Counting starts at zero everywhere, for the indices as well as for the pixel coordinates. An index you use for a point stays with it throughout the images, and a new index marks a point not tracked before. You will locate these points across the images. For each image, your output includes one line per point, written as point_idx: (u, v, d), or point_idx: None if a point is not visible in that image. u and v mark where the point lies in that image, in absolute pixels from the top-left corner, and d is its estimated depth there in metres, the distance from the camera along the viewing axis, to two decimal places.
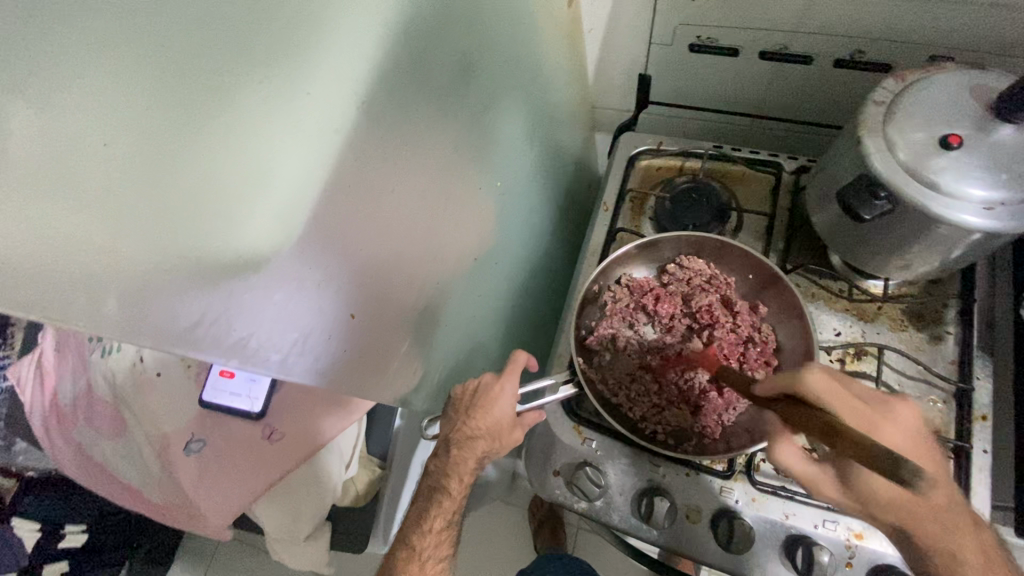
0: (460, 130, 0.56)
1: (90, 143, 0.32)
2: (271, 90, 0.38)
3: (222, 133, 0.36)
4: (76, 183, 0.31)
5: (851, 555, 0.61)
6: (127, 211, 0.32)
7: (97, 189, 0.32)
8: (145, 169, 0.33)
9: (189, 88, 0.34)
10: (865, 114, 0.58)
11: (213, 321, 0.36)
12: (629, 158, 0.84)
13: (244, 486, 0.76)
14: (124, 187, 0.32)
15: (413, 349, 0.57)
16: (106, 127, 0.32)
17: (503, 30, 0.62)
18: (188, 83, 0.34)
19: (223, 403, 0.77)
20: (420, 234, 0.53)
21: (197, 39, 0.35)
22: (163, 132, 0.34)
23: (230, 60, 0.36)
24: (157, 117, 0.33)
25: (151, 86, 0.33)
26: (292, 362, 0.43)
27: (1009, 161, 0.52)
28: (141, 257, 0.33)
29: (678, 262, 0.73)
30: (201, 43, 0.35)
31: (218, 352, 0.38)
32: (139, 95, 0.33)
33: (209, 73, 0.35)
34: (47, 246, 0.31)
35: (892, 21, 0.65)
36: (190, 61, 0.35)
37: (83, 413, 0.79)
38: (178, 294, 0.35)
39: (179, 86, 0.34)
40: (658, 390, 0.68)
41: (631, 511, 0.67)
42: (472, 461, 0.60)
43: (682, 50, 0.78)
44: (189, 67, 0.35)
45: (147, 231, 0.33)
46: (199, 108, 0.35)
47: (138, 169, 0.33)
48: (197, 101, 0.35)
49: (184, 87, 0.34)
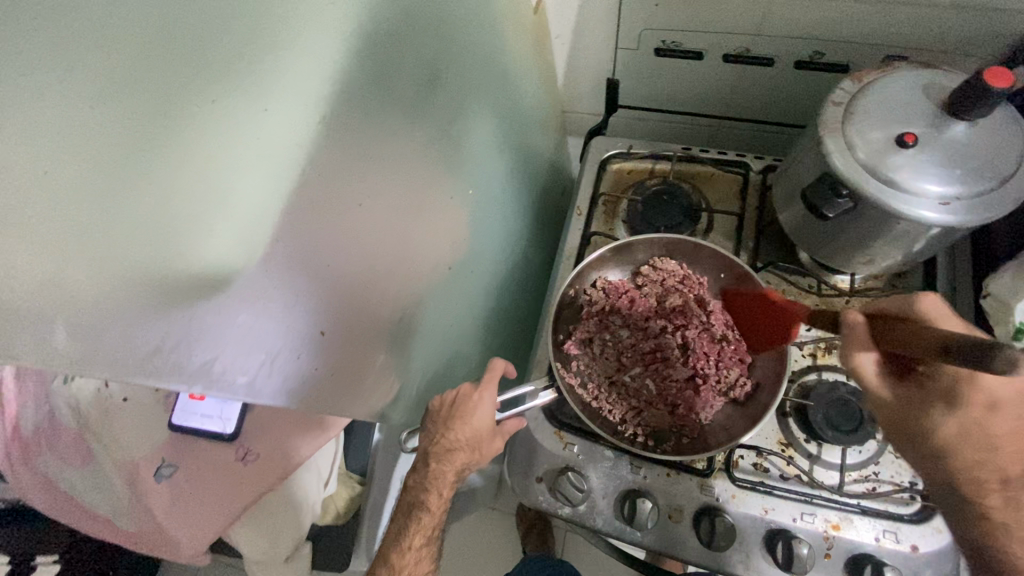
0: (429, 140, 0.56)
1: (29, 171, 0.30)
2: (227, 106, 0.37)
3: (177, 152, 0.35)
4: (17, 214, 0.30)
5: (829, 546, 0.62)
6: (77, 239, 0.31)
7: (46, 218, 0.31)
8: (95, 195, 0.32)
9: (138, 109, 0.34)
10: (825, 114, 0.60)
11: (175, 346, 0.36)
12: (600, 162, 0.85)
13: (221, 509, 0.74)
14: (74, 215, 0.31)
15: (388, 362, 0.56)
16: (47, 152, 0.31)
17: (468, 37, 0.61)
18: (138, 104, 0.34)
19: (194, 425, 0.75)
20: (391, 246, 0.52)
21: (144, 59, 0.34)
22: (111, 154, 0.32)
23: (183, 79, 0.35)
24: (104, 139, 0.32)
25: (95, 108, 0.32)
26: (261, 384, 0.42)
27: (961, 157, 0.54)
28: (93, 284, 0.32)
29: (652, 264, 0.74)
30: (153, 62, 0.34)
31: (181, 378, 0.37)
32: (84, 117, 0.32)
33: (161, 92, 0.34)
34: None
35: (847, 23, 0.67)
36: (138, 82, 0.34)
37: (47, 444, 0.75)
38: (132, 320, 0.34)
39: (130, 107, 0.33)
40: (637, 392, 0.69)
41: (615, 513, 0.67)
42: (450, 474, 0.59)
43: (648, 55, 0.79)
44: (138, 89, 0.34)
45: (99, 258, 0.32)
46: (150, 130, 0.34)
47: (87, 196, 0.32)
48: (148, 123, 0.34)
49: (134, 108, 0.33)
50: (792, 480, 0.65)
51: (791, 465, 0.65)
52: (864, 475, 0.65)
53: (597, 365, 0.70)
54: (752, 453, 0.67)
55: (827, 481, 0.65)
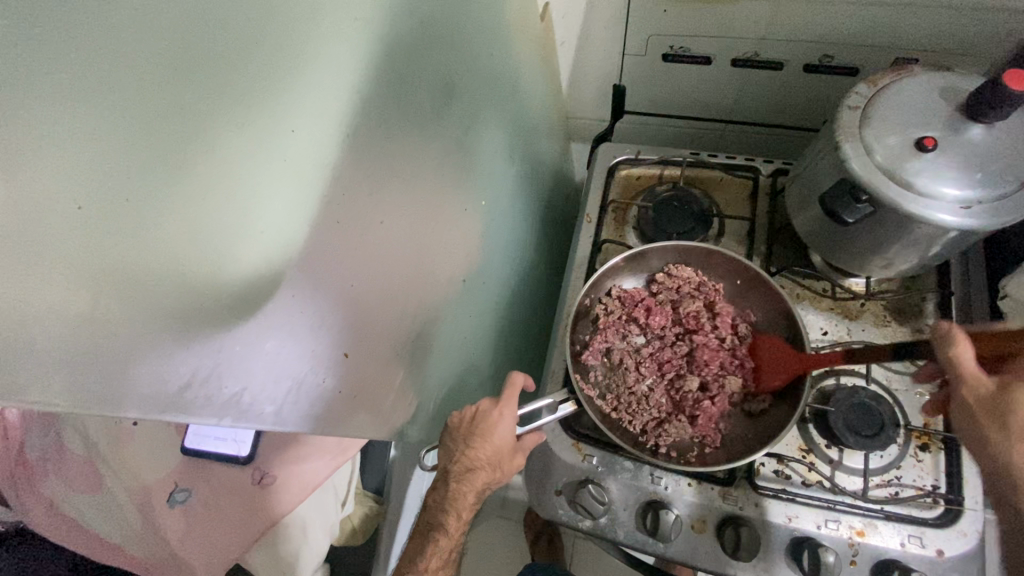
0: (444, 152, 0.55)
1: (61, 205, 0.26)
2: (255, 128, 0.36)
3: (206, 175, 0.33)
4: (47, 253, 0.26)
5: (854, 553, 0.62)
6: (118, 273, 0.29)
7: (86, 252, 0.27)
8: (125, 225, 0.29)
9: (171, 134, 0.31)
10: (841, 119, 0.59)
11: (206, 377, 0.34)
12: (609, 168, 0.84)
13: (239, 531, 0.73)
14: (111, 246, 0.28)
15: (406, 380, 0.55)
16: (75, 181, 0.27)
17: (479, 45, 0.60)
18: (173, 125, 0.31)
19: (210, 449, 0.74)
20: (411, 261, 0.51)
21: (167, 72, 0.31)
22: (144, 181, 0.30)
23: (208, 98, 0.33)
24: (136, 167, 0.29)
25: (125, 129, 0.29)
26: (287, 412, 0.40)
27: (981, 160, 0.54)
28: (127, 325, 0.29)
29: (666, 271, 0.73)
30: (182, 78, 0.32)
31: (212, 409, 0.35)
32: (107, 131, 0.28)
33: (191, 110, 0.32)
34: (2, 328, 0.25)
35: (857, 26, 0.66)
36: (166, 100, 0.31)
37: (53, 467, 0.73)
38: (165, 352, 0.31)
39: (160, 127, 0.31)
40: (655, 402, 0.68)
41: (636, 525, 0.66)
42: (471, 494, 0.58)
43: (655, 61, 0.78)
44: (170, 108, 0.31)
45: (134, 292, 0.30)
46: (180, 153, 0.32)
47: (119, 226, 0.29)
48: (179, 145, 0.31)
49: (163, 131, 0.31)
50: (815, 487, 0.65)
51: (813, 471, 0.65)
52: (886, 479, 0.65)
53: (615, 375, 0.70)
54: (773, 460, 0.66)
55: (850, 487, 0.64)
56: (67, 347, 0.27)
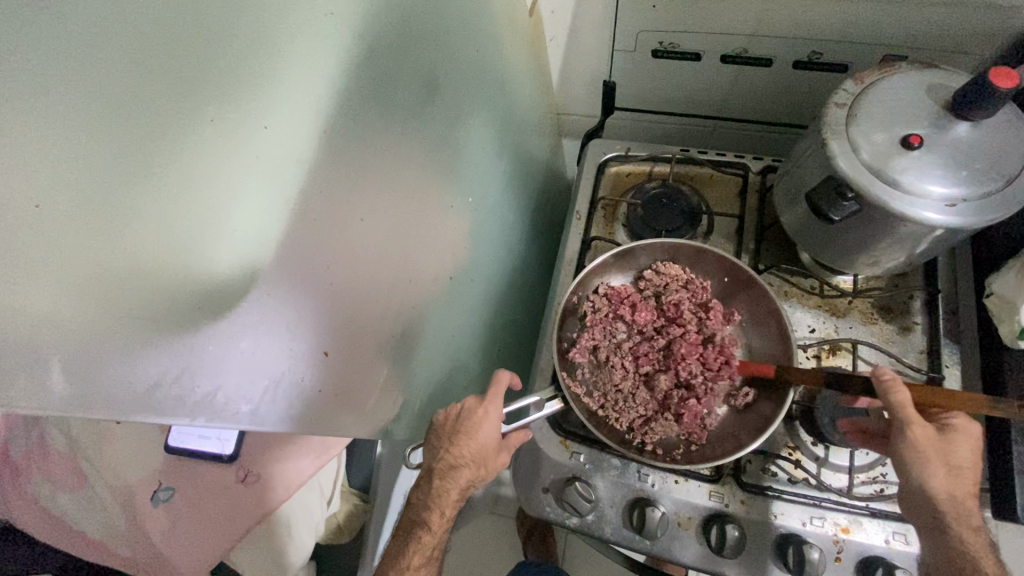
0: (428, 148, 0.54)
1: (18, 207, 0.26)
2: (225, 124, 0.35)
3: (177, 173, 0.33)
4: (17, 258, 0.26)
5: (839, 550, 0.62)
6: (91, 274, 0.29)
7: (58, 256, 0.28)
8: (93, 226, 0.29)
9: (141, 134, 0.31)
10: (828, 116, 0.59)
11: (177, 377, 0.34)
12: (599, 165, 0.84)
13: (223, 530, 0.72)
14: (77, 250, 0.28)
15: (390, 378, 0.55)
16: (48, 187, 0.27)
17: (465, 42, 0.60)
18: (144, 124, 0.31)
19: (191, 446, 0.74)
20: (393, 259, 0.51)
21: (139, 74, 0.31)
22: (109, 180, 0.29)
23: (182, 98, 0.33)
24: (109, 168, 0.29)
25: (98, 132, 0.29)
26: (265, 411, 0.40)
27: (965, 158, 0.54)
28: (94, 326, 0.29)
29: (655, 268, 0.73)
30: (153, 77, 0.32)
31: (183, 411, 0.35)
32: (77, 131, 0.28)
33: (162, 107, 0.32)
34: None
35: (846, 23, 0.66)
36: (139, 100, 0.31)
37: (37, 465, 0.72)
38: (135, 355, 0.31)
39: (129, 127, 0.30)
40: (642, 400, 0.68)
41: (623, 522, 0.66)
42: (454, 492, 0.58)
43: (645, 57, 0.78)
44: (138, 107, 0.31)
45: (103, 288, 0.30)
46: (151, 152, 0.31)
47: (85, 227, 0.29)
48: (149, 145, 0.31)
49: (133, 131, 0.30)
50: (800, 484, 0.65)
51: (799, 468, 0.65)
52: (872, 476, 0.65)
53: (601, 373, 0.70)
54: (759, 458, 0.66)
55: (835, 484, 0.65)
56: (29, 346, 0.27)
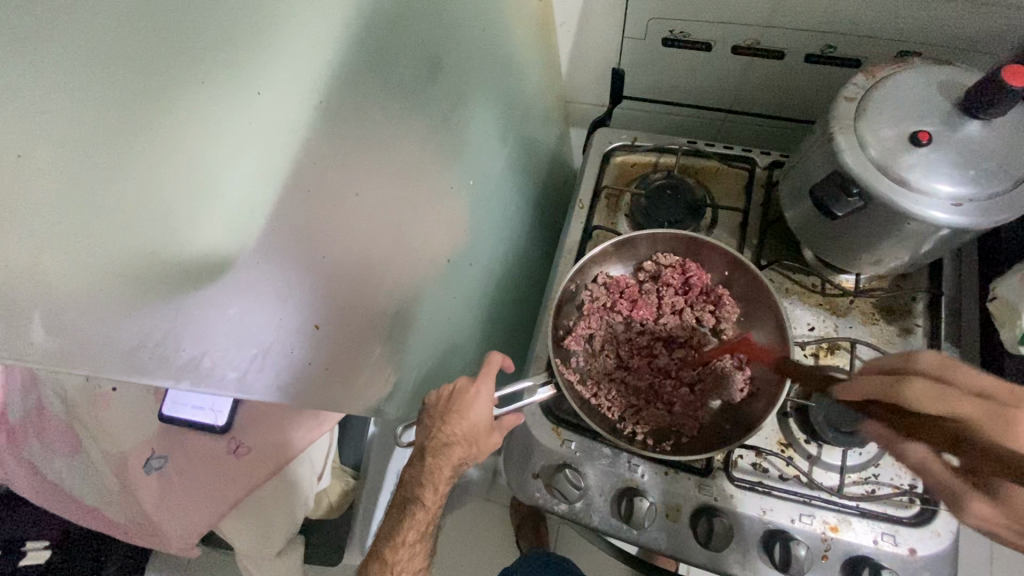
0: (429, 127, 0.54)
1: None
2: (218, 91, 0.35)
3: (168, 138, 0.33)
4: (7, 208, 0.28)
5: (827, 548, 0.62)
6: (77, 234, 0.30)
7: (40, 213, 0.29)
8: (77, 181, 0.30)
9: (131, 100, 0.32)
10: (836, 110, 0.58)
11: (160, 341, 0.34)
12: (604, 154, 0.83)
13: (210, 503, 0.73)
14: (62, 206, 0.29)
15: (384, 356, 0.55)
16: (32, 141, 0.29)
17: (469, 22, 0.59)
18: (126, 89, 0.32)
19: (184, 417, 0.74)
20: (389, 236, 0.50)
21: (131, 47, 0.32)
22: (97, 144, 0.31)
23: (169, 64, 0.33)
24: (93, 129, 0.31)
25: (82, 91, 0.30)
26: (252, 379, 0.40)
27: (976, 157, 0.53)
28: (82, 283, 0.30)
29: (654, 259, 0.72)
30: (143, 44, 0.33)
31: (168, 372, 0.35)
32: (66, 97, 0.30)
33: (146, 71, 0.33)
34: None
35: (861, 17, 0.65)
36: (130, 61, 0.32)
37: (33, 432, 0.73)
38: (121, 317, 0.32)
39: (117, 94, 0.32)
40: (635, 390, 0.68)
41: (611, 511, 0.66)
42: (446, 468, 0.58)
43: (655, 45, 0.77)
44: (122, 72, 0.32)
45: (94, 248, 0.30)
46: (140, 117, 0.32)
47: (69, 179, 0.30)
48: (139, 110, 0.32)
49: (116, 95, 0.32)
50: (791, 481, 0.64)
51: (790, 466, 0.64)
52: (864, 477, 0.64)
53: (596, 362, 0.70)
54: (751, 453, 0.66)
55: (826, 482, 0.64)
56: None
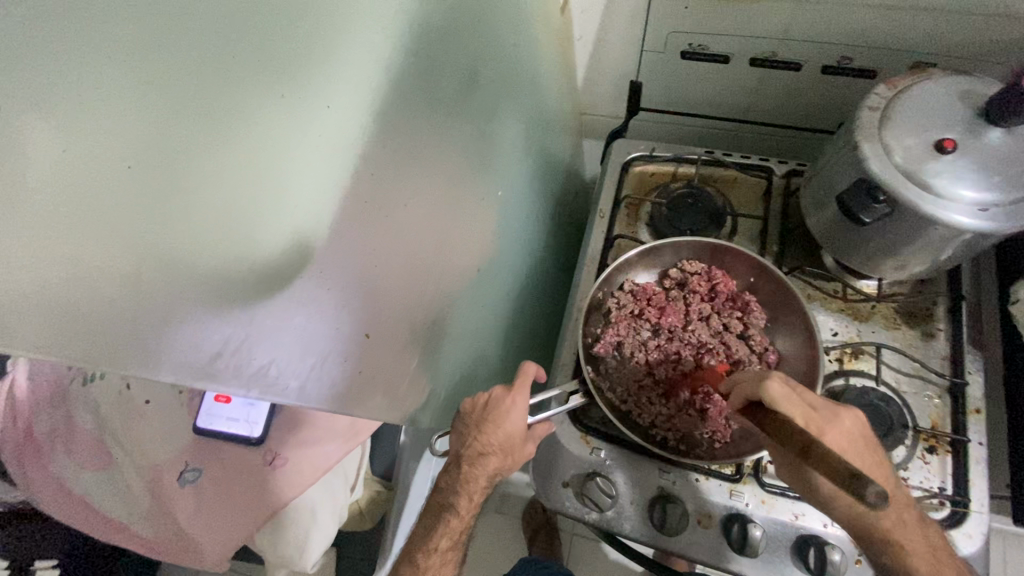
0: (466, 139, 0.55)
1: (114, 168, 0.33)
2: (287, 102, 0.40)
3: (244, 140, 0.38)
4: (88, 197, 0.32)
5: (860, 553, 0.62)
6: (155, 224, 0.34)
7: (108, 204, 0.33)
8: (156, 174, 0.34)
9: (197, 104, 0.36)
10: (860, 119, 0.60)
11: (234, 349, 0.35)
12: (623, 164, 0.84)
13: (246, 515, 0.73)
14: (133, 197, 0.33)
15: (422, 365, 0.55)
16: (111, 135, 0.34)
17: (502, 39, 0.60)
18: (196, 94, 0.37)
19: (221, 429, 0.73)
20: (431, 243, 0.51)
21: (203, 57, 0.37)
22: (176, 143, 0.35)
23: (245, 74, 0.38)
24: (173, 129, 0.35)
25: (155, 99, 0.35)
26: (311, 389, 0.40)
27: (1000, 163, 0.54)
28: (166, 280, 0.33)
29: (679, 266, 0.73)
30: (215, 62, 0.38)
31: (239, 381, 0.36)
32: (146, 101, 0.35)
33: (215, 78, 0.37)
34: (72, 275, 0.31)
35: (878, 29, 0.67)
36: (203, 73, 0.37)
37: (61, 446, 0.73)
38: (195, 319, 0.34)
39: (183, 98, 0.36)
40: (665, 396, 0.68)
41: (643, 519, 0.66)
42: (482, 478, 0.58)
43: (674, 58, 0.78)
44: (192, 80, 0.36)
45: (181, 240, 0.34)
46: (214, 120, 0.37)
47: (148, 174, 0.34)
48: (206, 115, 0.36)
49: (188, 99, 0.36)
50: None
51: None
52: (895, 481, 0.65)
53: (625, 369, 0.70)
54: None
55: None
56: (85, 289, 0.32)
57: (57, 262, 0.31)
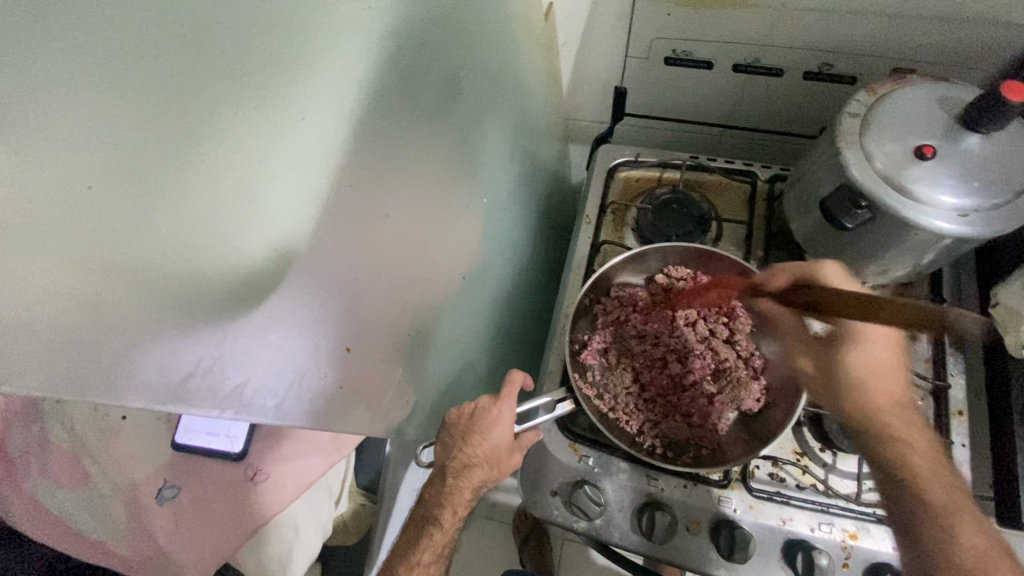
0: (449, 147, 0.55)
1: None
2: (244, 140, 0.48)
3: (201, 168, 0.45)
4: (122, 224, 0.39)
5: (847, 556, 0.62)
6: (178, 250, 0.42)
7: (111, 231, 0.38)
8: (144, 198, 0.41)
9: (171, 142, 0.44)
10: (841, 126, 0.60)
11: (207, 369, 0.38)
12: (608, 170, 0.84)
13: (226, 533, 0.71)
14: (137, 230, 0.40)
15: (406, 376, 0.54)
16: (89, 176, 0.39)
17: (485, 44, 0.60)
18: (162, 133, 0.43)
19: (200, 444, 0.72)
20: (415, 254, 0.51)
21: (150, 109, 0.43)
22: (152, 177, 0.42)
23: (188, 120, 0.45)
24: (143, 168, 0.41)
25: (117, 151, 0.41)
26: (288, 406, 0.42)
27: (978, 169, 0.55)
28: (148, 311, 0.37)
29: (666, 272, 0.73)
30: (176, 103, 0.44)
31: (215, 401, 0.39)
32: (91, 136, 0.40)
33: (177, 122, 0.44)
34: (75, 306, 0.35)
35: (857, 37, 0.67)
36: (151, 117, 0.43)
37: (35, 464, 0.71)
38: (163, 344, 0.37)
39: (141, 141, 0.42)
40: (652, 403, 0.69)
41: (632, 527, 0.66)
42: (467, 491, 0.57)
43: (658, 64, 0.79)
44: (153, 127, 0.43)
45: (190, 277, 0.42)
46: (179, 146, 0.44)
47: (124, 202, 0.40)
48: (150, 156, 0.42)
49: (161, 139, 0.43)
50: (808, 490, 0.65)
51: (807, 474, 0.65)
52: None
53: (612, 377, 0.70)
54: (768, 463, 0.67)
55: (843, 490, 0.65)
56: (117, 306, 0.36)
57: (60, 288, 0.35)
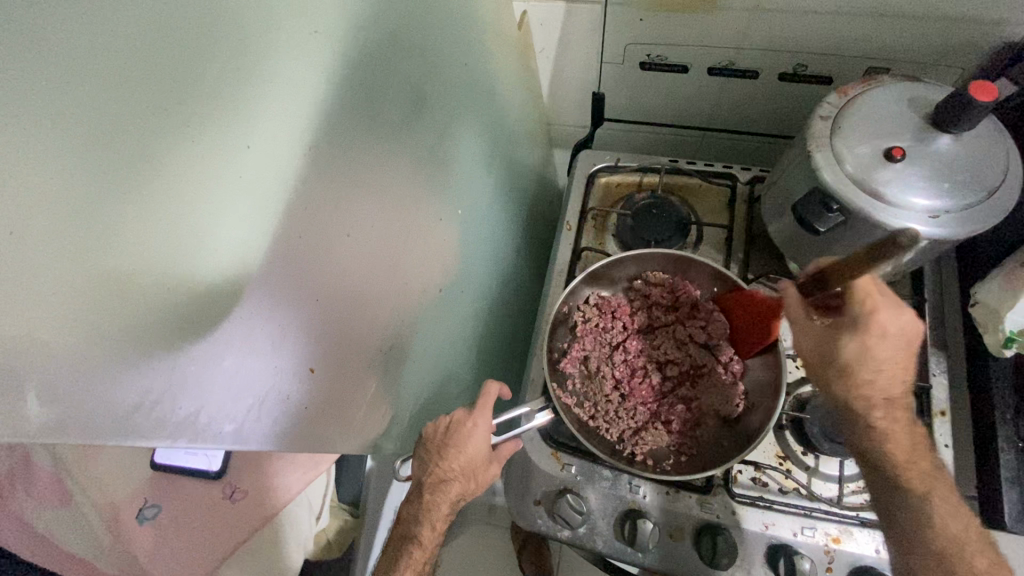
0: (415, 161, 0.55)
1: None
2: (212, 145, 0.35)
3: (172, 187, 0.33)
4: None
5: (830, 560, 0.62)
6: (87, 308, 0.29)
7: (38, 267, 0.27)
8: (80, 239, 0.28)
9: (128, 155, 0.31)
10: (812, 128, 0.60)
11: (157, 399, 0.33)
12: (588, 176, 0.84)
13: (206, 550, 0.73)
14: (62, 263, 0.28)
15: (379, 392, 0.54)
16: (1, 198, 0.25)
17: (452, 55, 0.60)
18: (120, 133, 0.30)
19: (179, 463, 0.74)
20: (382, 270, 0.51)
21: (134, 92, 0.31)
22: (104, 199, 0.29)
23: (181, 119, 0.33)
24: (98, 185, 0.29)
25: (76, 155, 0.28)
26: (249, 430, 0.40)
27: (948, 169, 0.55)
28: (72, 340, 0.28)
29: (644, 278, 0.73)
30: (147, 96, 0.31)
31: (165, 433, 0.34)
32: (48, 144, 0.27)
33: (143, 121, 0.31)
34: None
35: (829, 37, 0.67)
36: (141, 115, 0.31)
37: (19, 485, 0.71)
38: (111, 376, 0.30)
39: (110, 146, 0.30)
40: (633, 410, 0.68)
41: (615, 535, 0.66)
42: (444, 505, 0.58)
43: (634, 68, 0.78)
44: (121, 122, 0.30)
45: (105, 317, 0.30)
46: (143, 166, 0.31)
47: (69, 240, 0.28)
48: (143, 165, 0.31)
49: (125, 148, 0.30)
50: (791, 494, 0.65)
51: (790, 479, 0.65)
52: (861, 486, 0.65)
53: (592, 384, 0.70)
54: (750, 468, 0.66)
55: (825, 494, 0.65)
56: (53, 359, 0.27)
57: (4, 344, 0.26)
